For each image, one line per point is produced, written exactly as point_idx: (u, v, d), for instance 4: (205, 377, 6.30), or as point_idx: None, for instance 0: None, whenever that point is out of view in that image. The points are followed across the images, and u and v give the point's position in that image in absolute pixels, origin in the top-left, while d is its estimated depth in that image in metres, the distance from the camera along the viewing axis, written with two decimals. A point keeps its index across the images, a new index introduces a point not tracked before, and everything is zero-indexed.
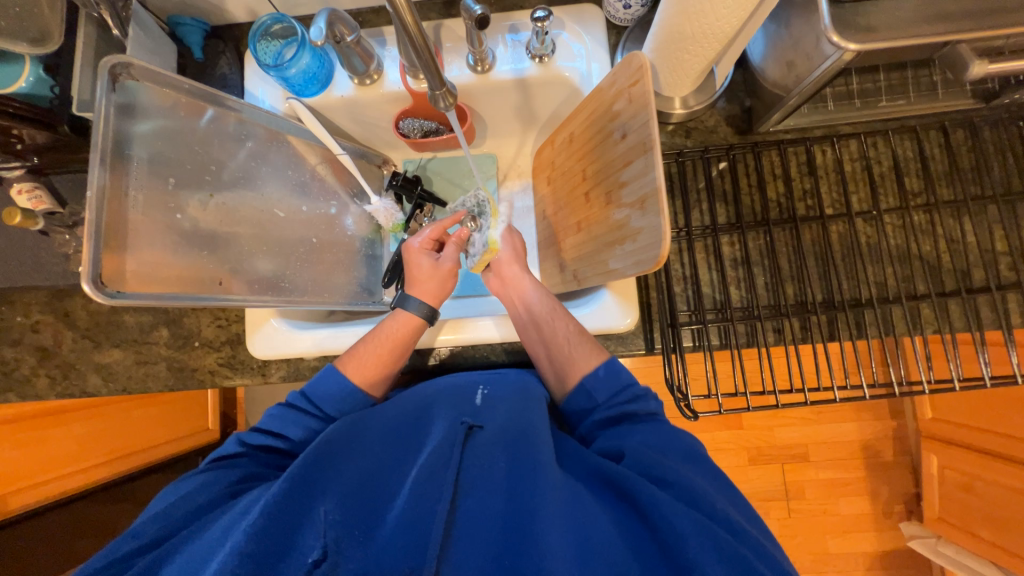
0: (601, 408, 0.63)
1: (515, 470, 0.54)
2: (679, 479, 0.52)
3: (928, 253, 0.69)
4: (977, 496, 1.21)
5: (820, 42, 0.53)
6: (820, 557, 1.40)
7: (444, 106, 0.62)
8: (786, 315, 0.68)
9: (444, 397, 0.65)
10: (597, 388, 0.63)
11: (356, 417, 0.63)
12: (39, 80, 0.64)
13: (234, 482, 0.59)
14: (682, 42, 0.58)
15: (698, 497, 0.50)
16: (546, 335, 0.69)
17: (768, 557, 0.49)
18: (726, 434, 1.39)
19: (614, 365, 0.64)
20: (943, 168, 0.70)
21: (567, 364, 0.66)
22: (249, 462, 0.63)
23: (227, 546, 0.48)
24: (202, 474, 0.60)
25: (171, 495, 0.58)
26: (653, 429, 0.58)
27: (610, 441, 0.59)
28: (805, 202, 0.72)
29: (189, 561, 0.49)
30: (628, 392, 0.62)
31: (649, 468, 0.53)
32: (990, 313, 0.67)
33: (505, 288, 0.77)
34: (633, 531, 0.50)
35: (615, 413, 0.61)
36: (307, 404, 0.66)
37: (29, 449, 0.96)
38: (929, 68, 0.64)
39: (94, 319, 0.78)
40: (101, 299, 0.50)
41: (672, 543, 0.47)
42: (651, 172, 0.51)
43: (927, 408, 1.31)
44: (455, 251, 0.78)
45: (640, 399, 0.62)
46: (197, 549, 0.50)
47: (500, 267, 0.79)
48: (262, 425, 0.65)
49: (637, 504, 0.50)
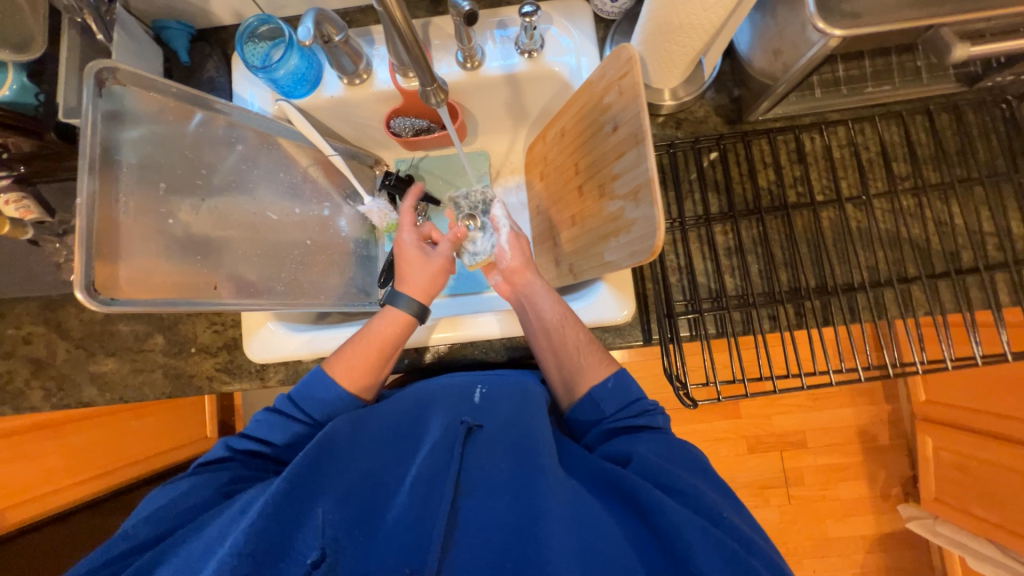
0: (608, 420, 0.63)
1: (518, 473, 0.55)
2: (685, 487, 0.52)
3: (918, 236, 0.70)
4: (972, 476, 1.22)
5: (806, 29, 0.54)
6: (820, 541, 1.41)
7: (435, 102, 0.63)
8: (780, 301, 0.68)
9: (443, 395, 0.65)
10: (605, 400, 0.63)
11: (359, 411, 0.62)
12: (23, 87, 0.63)
13: (224, 484, 0.59)
14: (671, 33, 0.58)
15: (702, 505, 0.51)
16: (556, 343, 0.67)
17: (769, 560, 0.49)
18: (724, 423, 1.40)
19: (624, 376, 0.64)
20: (929, 152, 0.71)
21: (575, 373, 0.66)
22: (237, 466, 0.62)
23: (225, 545, 0.48)
24: (192, 476, 0.59)
25: (158, 499, 0.57)
26: (657, 438, 0.59)
27: (617, 447, 0.59)
28: (796, 189, 0.73)
29: (186, 561, 0.51)
30: (638, 407, 0.63)
31: (656, 476, 0.54)
32: (979, 294, 0.68)
33: (515, 292, 0.75)
34: (635, 535, 0.51)
35: (621, 426, 0.62)
36: (292, 410, 0.63)
37: (24, 463, 0.95)
38: (912, 53, 0.68)
39: (87, 328, 0.78)
40: (95, 306, 0.50)
41: (674, 545, 0.47)
42: (643, 162, 0.52)
43: (921, 391, 1.33)
44: (449, 248, 0.77)
45: (650, 413, 0.62)
46: (197, 547, 0.51)
47: (511, 272, 0.75)
48: (251, 431, 0.63)
49: (640, 507, 0.51)
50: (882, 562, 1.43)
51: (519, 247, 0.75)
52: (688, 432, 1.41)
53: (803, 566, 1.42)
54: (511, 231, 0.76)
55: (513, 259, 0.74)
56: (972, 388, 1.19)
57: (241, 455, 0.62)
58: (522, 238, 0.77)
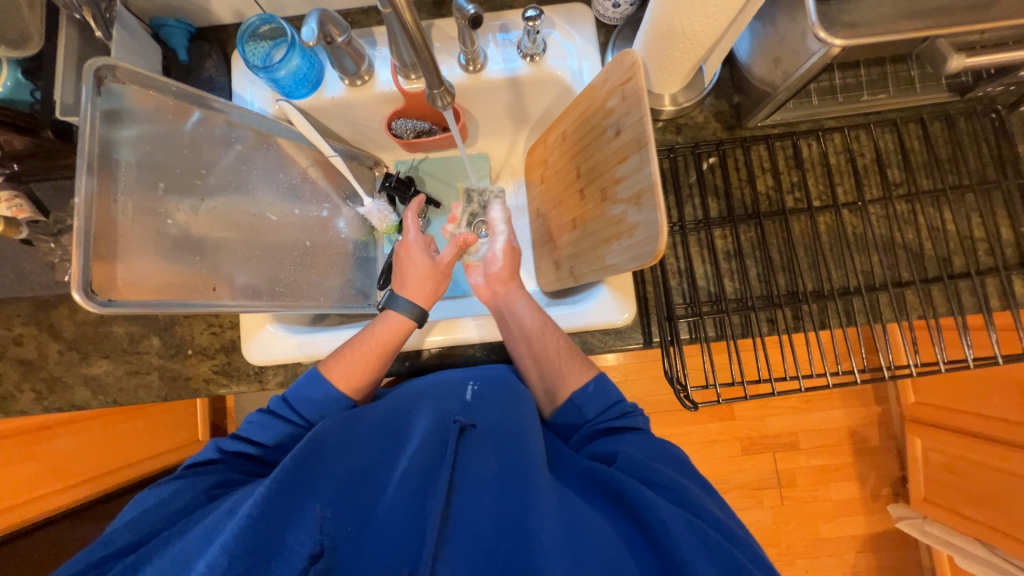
0: (590, 424, 0.64)
1: (507, 470, 0.54)
2: (670, 481, 0.53)
3: (911, 241, 0.72)
4: (960, 476, 1.25)
5: (806, 39, 0.55)
6: (812, 541, 1.43)
7: (442, 105, 0.63)
8: (779, 304, 0.70)
9: (431, 395, 0.65)
10: (587, 405, 0.65)
11: (345, 416, 0.61)
12: (19, 83, 0.62)
13: (209, 488, 0.57)
14: (672, 40, 0.58)
15: (687, 498, 0.51)
16: (536, 351, 0.69)
17: (754, 554, 0.50)
18: (718, 425, 1.42)
19: (603, 380, 0.66)
20: (922, 159, 0.73)
21: (556, 379, 0.68)
22: (229, 469, 0.61)
23: (216, 544, 0.47)
24: (179, 479, 0.58)
25: (146, 501, 0.56)
26: (640, 438, 0.60)
27: (601, 447, 0.60)
28: (793, 194, 0.74)
29: (172, 561, 0.49)
30: (617, 408, 0.64)
31: (642, 473, 0.54)
32: (970, 298, 0.70)
33: (494, 298, 0.77)
34: (625, 531, 0.50)
35: (605, 428, 0.63)
36: (285, 411, 0.64)
37: (10, 468, 0.93)
38: (908, 62, 0.68)
39: (81, 330, 0.76)
40: (94, 308, 0.49)
41: (661, 540, 0.47)
42: (646, 167, 0.52)
43: (910, 392, 1.35)
44: (454, 254, 0.76)
45: (629, 415, 0.64)
46: (184, 547, 0.49)
47: (497, 281, 0.76)
48: (243, 432, 0.63)
49: (627, 505, 0.51)
50: (872, 561, 1.46)
51: (512, 258, 0.78)
52: (683, 434, 1.42)
53: (796, 566, 1.44)
54: (507, 241, 0.79)
55: (502, 269, 0.76)
56: (959, 389, 1.22)
57: (247, 458, 0.62)
58: (517, 250, 0.80)
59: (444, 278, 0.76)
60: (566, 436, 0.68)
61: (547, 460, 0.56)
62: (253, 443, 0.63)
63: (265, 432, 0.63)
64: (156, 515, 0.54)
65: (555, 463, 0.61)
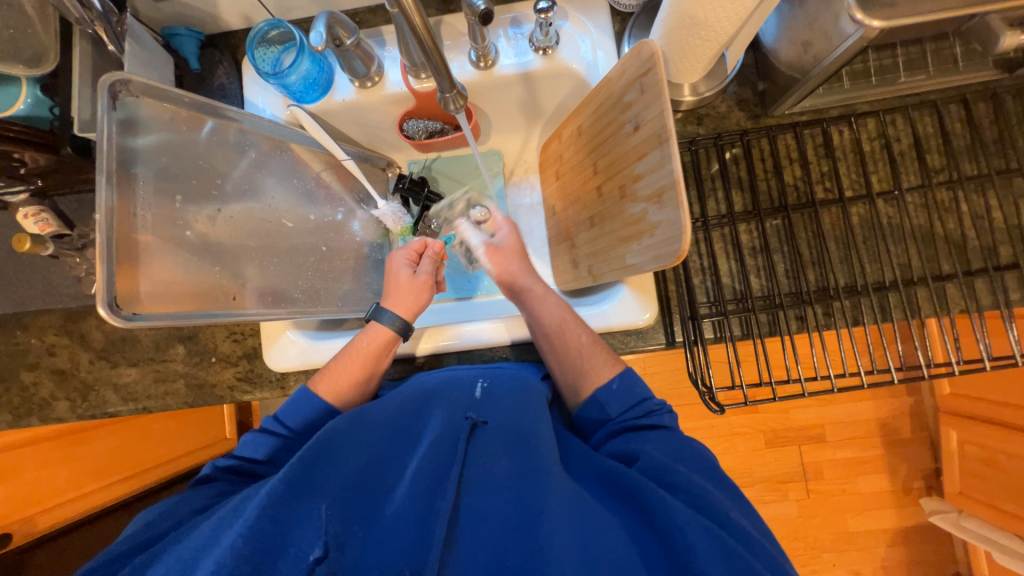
0: (614, 421, 0.63)
1: (518, 471, 0.53)
2: (693, 486, 0.51)
3: (953, 231, 0.68)
4: (1001, 471, 1.19)
5: (840, 21, 0.51)
6: (839, 535, 1.40)
7: (455, 108, 0.62)
8: (808, 302, 0.67)
9: (442, 391, 0.64)
10: (610, 402, 0.63)
11: (356, 412, 0.61)
12: (37, 101, 0.64)
13: (213, 497, 0.59)
14: (694, 27, 0.55)
15: (707, 504, 0.50)
16: (558, 348, 0.67)
17: (777, 567, 0.48)
18: (743, 418, 1.39)
19: (628, 376, 0.64)
20: (965, 142, 0.68)
21: (579, 374, 0.66)
22: (227, 485, 0.61)
23: (224, 543, 0.47)
24: (181, 495, 0.60)
25: (158, 508, 0.57)
26: (662, 438, 0.59)
27: (621, 446, 0.59)
28: (823, 184, 0.71)
29: (181, 559, 0.49)
30: (641, 407, 0.62)
31: (663, 475, 0.52)
32: (1017, 288, 0.66)
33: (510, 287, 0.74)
34: (639, 535, 0.49)
35: (628, 425, 0.62)
36: (271, 427, 0.64)
37: (53, 470, 0.99)
38: (950, 40, 0.63)
39: (108, 339, 0.78)
40: (118, 322, 0.50)
41: (678, 547, 0.46)
42: (667, 164, 0.49)
43: (945, 384, 1.31)
44: (432, 264, 0.76)
45: (655, 413, 0.62)
46: (191, 546, 0.50)
47: (502, 283, 0.75)
48: (239, 450, 0.63)
49: (643, 508, 0.50)
50: (903, 555, 1.42)
51: (501, 257, 0.75)
52: (706, 427, 1.39)
53: (823, 561, 1.41)
54: (484, 245, 0.77)
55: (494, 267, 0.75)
56: (998, 382, 1.16)
57: (255, 463, 0.62)
58: (502, 249, 0.75)
59: (428, 290, 0.74)
60: (590, 433, 0.67)
61: (559, 459, 0.55)
62: (262, 446, 0.63)
63: (277, 435, 0.64)
64: (171, 518, 0.56)
65: (569, 458, 0.59)
